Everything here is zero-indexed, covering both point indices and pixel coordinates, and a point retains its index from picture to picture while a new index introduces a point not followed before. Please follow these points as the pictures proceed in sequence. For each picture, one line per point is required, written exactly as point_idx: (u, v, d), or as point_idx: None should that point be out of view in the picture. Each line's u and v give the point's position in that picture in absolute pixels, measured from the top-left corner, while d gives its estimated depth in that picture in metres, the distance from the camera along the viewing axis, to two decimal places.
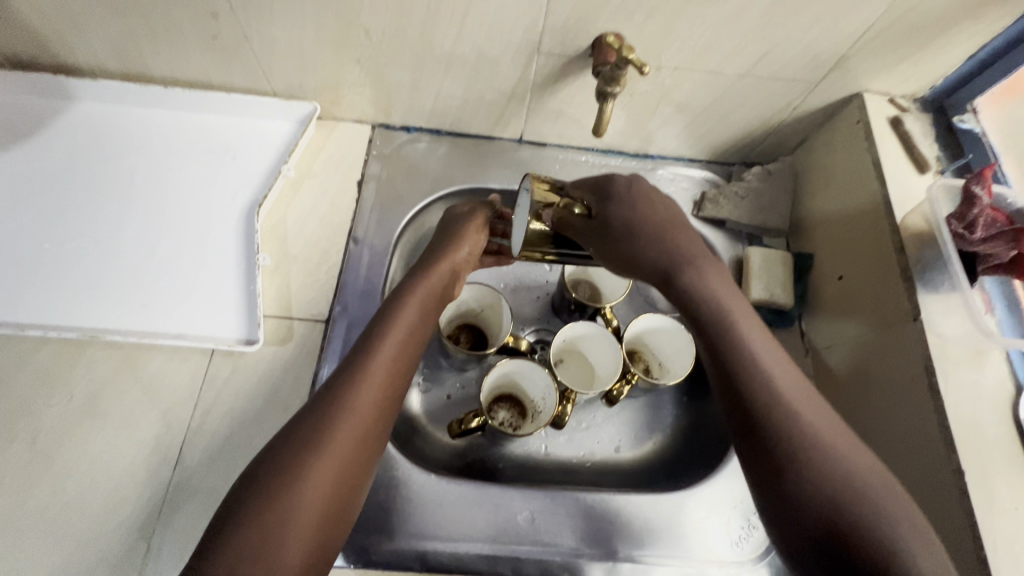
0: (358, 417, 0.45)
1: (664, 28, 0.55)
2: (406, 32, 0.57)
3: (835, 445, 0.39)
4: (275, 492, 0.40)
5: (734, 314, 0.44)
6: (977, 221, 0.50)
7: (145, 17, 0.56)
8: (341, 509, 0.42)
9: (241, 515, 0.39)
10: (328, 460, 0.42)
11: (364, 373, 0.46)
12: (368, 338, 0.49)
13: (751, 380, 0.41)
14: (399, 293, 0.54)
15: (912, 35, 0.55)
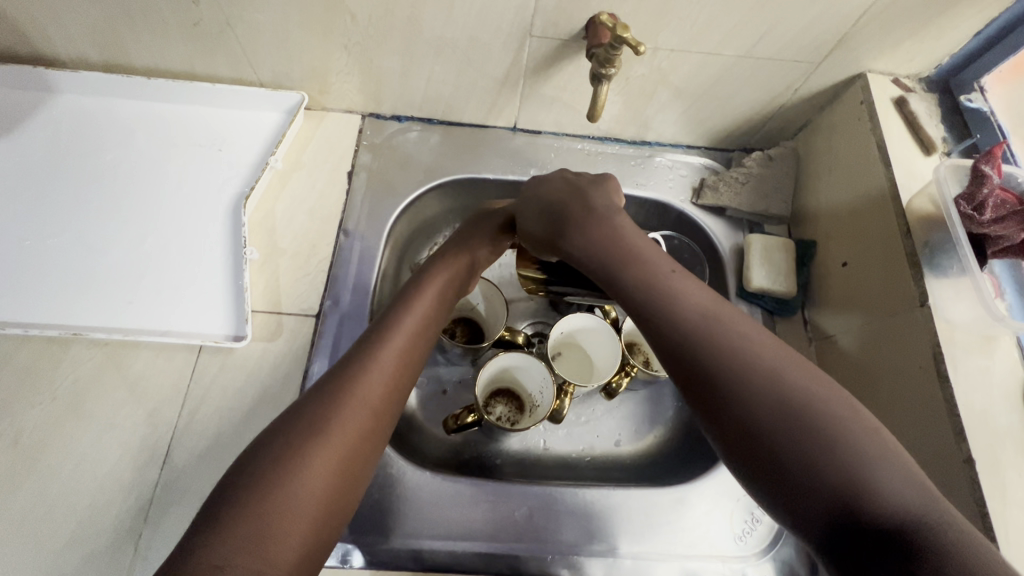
0: (366, 404, 0.43)
1: (660, 7, 0.53)
2: (393, 16, 0.56)
3: (771, 359, 0.36)
4: (274, 482, 0.37)
5: (638, 244, 0.44)
6: (986, 202, 0.48)
7: (124, 4, 0.55)
8: (339, 505, 0.39)
9: (236, 501, 0.36)
10: (333, 446, 0.40)
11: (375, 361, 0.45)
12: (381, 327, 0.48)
13: (672, 309, 0.39)
14: (414, 287, 0.52)
15: (918, 10, 0.53)
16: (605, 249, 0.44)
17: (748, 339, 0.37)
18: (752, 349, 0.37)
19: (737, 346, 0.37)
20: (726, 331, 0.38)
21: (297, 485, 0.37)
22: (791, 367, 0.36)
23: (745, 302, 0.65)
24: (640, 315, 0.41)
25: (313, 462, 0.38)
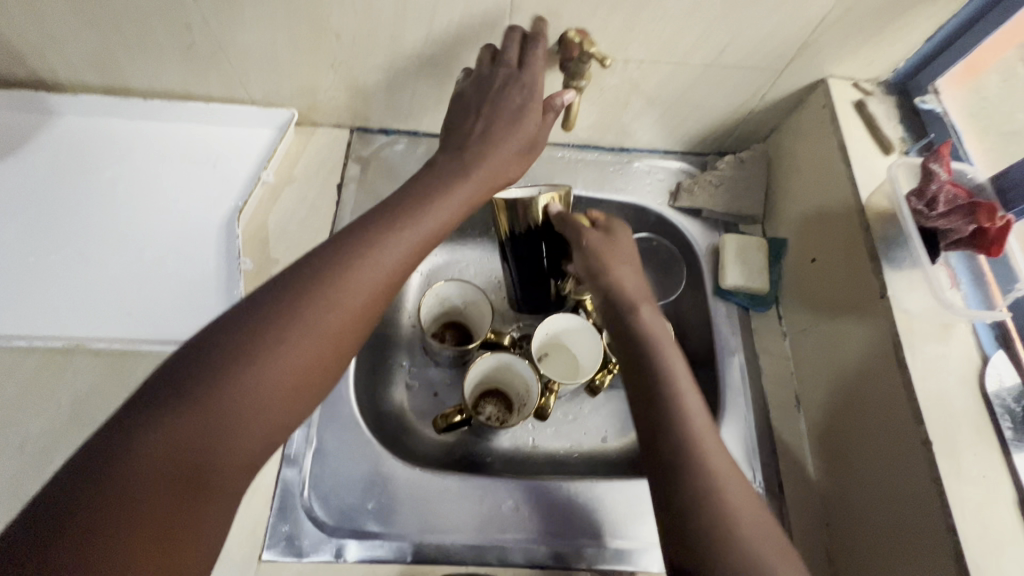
0: (347, 307, 0.39)
1: (627, 22, 0.56)
2: (376, 36, 0.59)
3: (734, 500, 0.40)
4: (221, 380, 0.34)
5: (666, 354, 0.48)
6: (936, 198, 0.51)
7: (120, 31, 0.58)
8: (285, 420, 0.37)
9: (190, 383, 0.34)
10: (303, 349, 0.37)
11: (367, 263, 0.41)
12: (381, 227, 0.43)
13: (671, 419, 0.44)
14: (433, 187, 0.47)
15: (871, 19, 0.56)
16: (635, 352, 0.49)
17: (724, 478, 0.41)
18: (723, 484, 0.41)
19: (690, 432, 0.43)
20: (708, 459, 0.42)
21: (259, 383, 0.35)
22: (748, 510, 0.40)
23: (721, 300, 0.68)
24: (641, 410, 0.46)
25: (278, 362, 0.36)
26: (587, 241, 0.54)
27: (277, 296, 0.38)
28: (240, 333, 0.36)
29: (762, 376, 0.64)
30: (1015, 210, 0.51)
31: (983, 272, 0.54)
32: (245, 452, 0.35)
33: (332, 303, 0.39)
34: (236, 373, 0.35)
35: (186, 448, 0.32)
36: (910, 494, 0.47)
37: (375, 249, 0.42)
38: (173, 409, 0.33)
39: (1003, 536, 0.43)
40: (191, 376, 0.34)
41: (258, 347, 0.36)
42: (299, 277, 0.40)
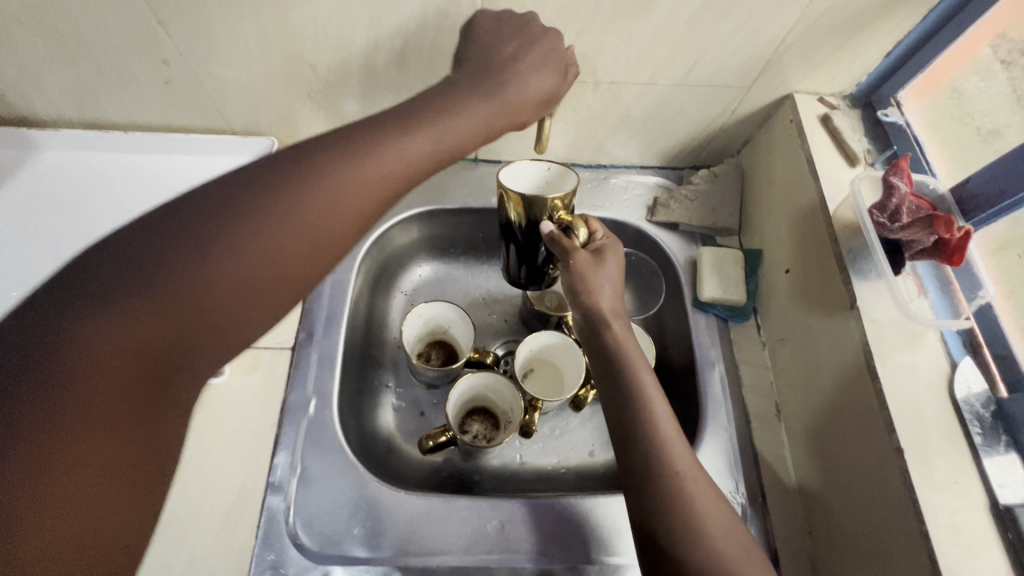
0: (320, 210, 0.38)
1: (595, 45, 0.58)
2: (350, 65, 0.60)
3: (700, 497, 0.42)
4: (183, 249, 0.34)
5: (635, 369, 0.48)
6: (899, 210, 0.54)
7: (98, 67, 0.59)
8: (235, 317, 0.36)
9: (153, 261, 0.33)
10: (278, 243, 0.37)
11: (359, 164, 0.39)
12: (378, 132, 0.41)
13: (640, 429, 0.45)
14: (444, 99, 0.45)
15: (831, 36, 0.58)
16: (607, 363, 0.49)
17: (691, 483, 0.43)
18: (690, 490, 0.42)
19: (670, 454, 0.44)
20: (676, 465, 0.43)
21: (226, 263, 0.35)
22: (713, 509, 0.42)
23: (701, 312, 0.69)
24: (614, 419, 0.47)
25: (248, 252, 0.36)
26: (574, 261, 0.51)
27: (264, 181, 0.38)
28: (206, 217, 0.36)
29: (743, 386, 0.65)
30: (975, 219, 0.54)
31: (949, 280, 0.56)
32: (208, 343, 0.35)
33: (311, 196, 0.38)
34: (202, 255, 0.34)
35: (146, 331, 0.32)
36: (885, 501, 0.48)
37: (373, 151, 0.40)
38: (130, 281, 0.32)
39: (976, 542, 0.44)
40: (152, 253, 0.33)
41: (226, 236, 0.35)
42: (280, 166, 0.39)
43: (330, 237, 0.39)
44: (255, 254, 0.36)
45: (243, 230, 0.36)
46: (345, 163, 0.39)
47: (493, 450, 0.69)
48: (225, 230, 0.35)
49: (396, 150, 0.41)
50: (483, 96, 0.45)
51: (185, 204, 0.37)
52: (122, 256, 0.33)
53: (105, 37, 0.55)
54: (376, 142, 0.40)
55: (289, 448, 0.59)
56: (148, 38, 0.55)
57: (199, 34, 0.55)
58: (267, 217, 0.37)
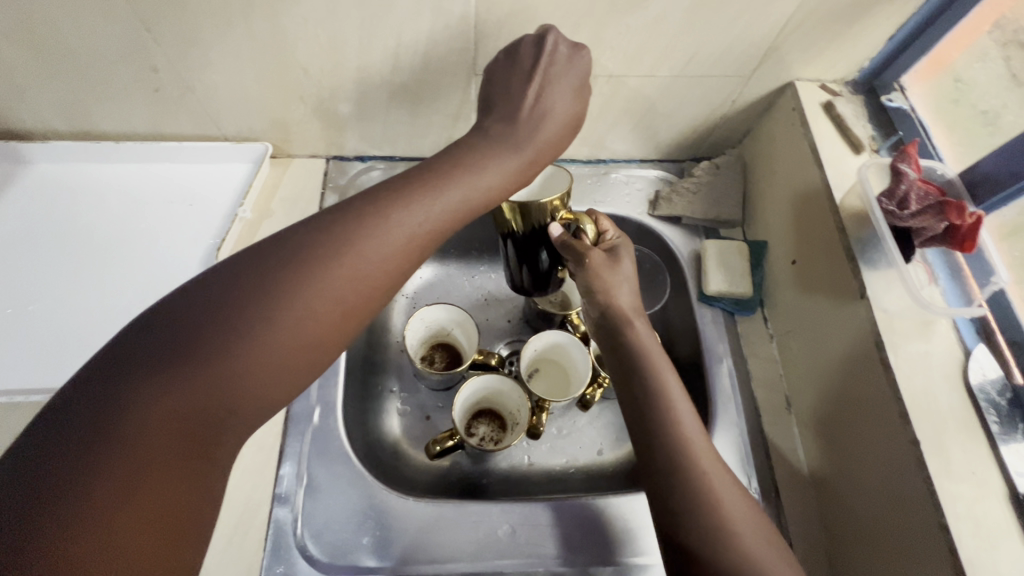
0: (341, 275, 0.37)
1: (592, 38, 0.57)
2: (343, 67, 0.59)
3: (730, 502, 0.41)
4: (218, 318, 0.33)
5: (661, 373, 0.47)
6: (907, 197, 0.53)
7: (87, 77, 0.57)
8: (274, 378, 0.35)
9: (196, 341, 0.32)
10: (316, 312, 0.36)
11: (386, 228, 0.39)
12: (404, 191, 0.41)
13: (664, 430, 0.44)
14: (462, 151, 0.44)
15: (832, 22, 0.57)
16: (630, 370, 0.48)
17: (721, 489, 0.42)
18: (717, 494, 0.42)
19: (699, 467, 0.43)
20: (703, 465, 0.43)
21: (254, 340, 0.34)
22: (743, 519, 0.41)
23: (706, 306, 0.68)
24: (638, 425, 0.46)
25: (287, 325, 0.35)
26: (589, 261, 0.50)
27: (291, 243, 0.37)
28: (242, 288, 0.35)
29: (752, 379, 0.64)
30: (986, 204, 0.53)
31: (960, 266, 0.55)
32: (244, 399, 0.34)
33: (348, 264, 0.37)
34: (243, 328, 0.33)
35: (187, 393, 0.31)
36: (901, 492, 0.47)
37: (383, 213, 0.39)
38: (174, 359, 0.32)
39: (996, 532, 0.43)
40: (192, 329, 0.33)
41: (263, 305, 0.34)
42: (305, 235, 0.37)
43: (361, 308, 0.38)
44: (298, 324, 0.35)
45: (269, 304, 0.35)
46: (357, 232, 0.38)
47: (501, 452, 0.68)
48: (263, 299, 0.35)
49: (424, 212, 0.41)
50: (504, 152, 0.44)
51: (211, 283, 0.35)
52: (155, 340, 0.32)
53: (92, 46, 0.54)
54: (394, 205, 0.40)
55: (295, 459, 0.58)
56: (136, 45, 0.54)
57: (188, 39, 0.54)
58: (305, 283, 0.36)
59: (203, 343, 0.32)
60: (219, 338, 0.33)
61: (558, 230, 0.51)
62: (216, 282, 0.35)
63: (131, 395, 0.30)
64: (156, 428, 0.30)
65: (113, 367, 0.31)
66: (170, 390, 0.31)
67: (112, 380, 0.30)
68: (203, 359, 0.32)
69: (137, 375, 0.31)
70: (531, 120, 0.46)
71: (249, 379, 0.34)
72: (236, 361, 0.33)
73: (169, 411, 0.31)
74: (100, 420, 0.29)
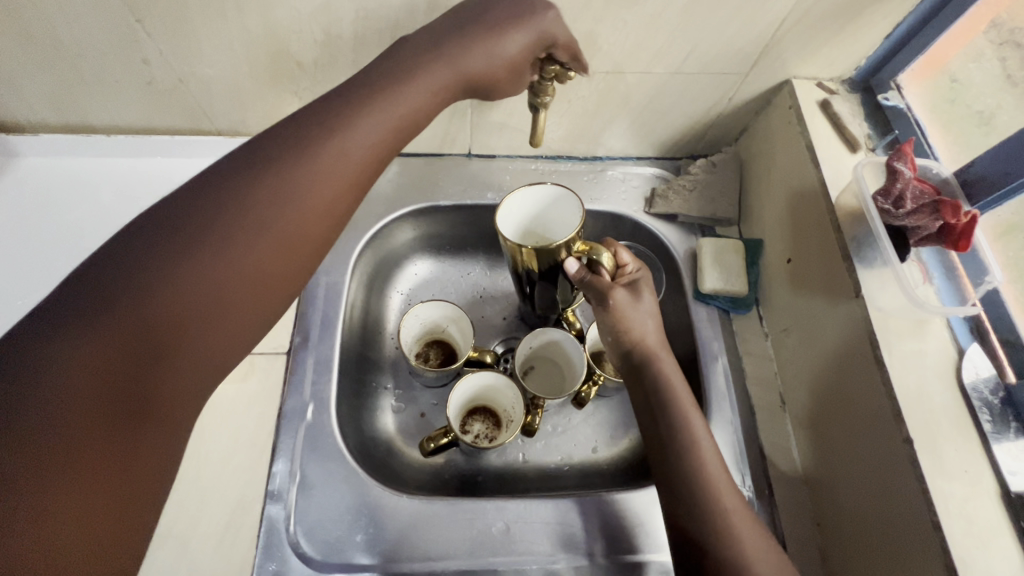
0: (259, 218, 0.42)
1: (589, 34, 0.56)
2: (337, 60, 0.58)
3: (725, 488, 0.44)
4: (145, 265, 0.37)
5: (668, 374, 0.48)
6: (903, 196, 0.53)
7: (78, 69, 0.57)
8: (204, 310, 0.38)
9: (119, 294, 0.35)
10: (237, 264, 0.40)
11: (295, 183, 0.43)
12: (308, 147, 0.45)
13: (670, 425, 0.46)
14: (367, 90, 0.47)
15: (829, 20, 0.57)
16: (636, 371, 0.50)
17: (716, 474, 0.44)
18: (715, 481, 0.44)
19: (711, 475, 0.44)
20: (702, 454, 0.45)
21: (185, 280, 0.37)
22: (735, 502, 0.44)
23: (702, 304, 0.68)
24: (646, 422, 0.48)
25: (211, 275, 0.39)
26: (613, 302, 0.51)
27: (216, 194, 0.42)
28: (160, 248, 0.38)
29: (747, 378, 0.64)
30: (980, 203, 0.53)
31: (954, 265, 0.55)
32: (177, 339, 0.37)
33: (260, 221, 0.42)
34: (168, 280, 0.37)
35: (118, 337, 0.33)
36: (894, 489, 0.47)
37: (299, 158, 0.44)
38: (97, 317, 0.34)
39: (988, 530, 0.44)
40: (110, 286, 0.35)
41: (181, 259, 0.38)
42: (227, 190, 0.42)
43: (283, 258, 0.43)
44: (221, 269, 0.39)
45: (196, 250, 0.39)
46: (277, 178, 0.43)
47: (496, 450, 0.68)
48: (186, 246, 0.39)
49: (330, 169, 0.45)
50: (417, 86, 0.48)
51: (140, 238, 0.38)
52: (82, 296, 0.34)
53: (82, 37, 0.53)
54: (306, 149, 0.44)
55: (288, 456, 0.57)
56: (128, 37, 0.53)
57: (180, 31, 0.53)
58: (223, 241, 0.40)
59: (127, 296, 0.35)
60: (143, 288, 0.36)
61: (574, 267, 0.54)
62: (133, 239, 0.38)
63: (64, 342, 0.32)
64: (90, 372, 0.32)
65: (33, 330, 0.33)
66: (94, 344, 0.32)
67: (31, 343, 0.32)
68: (129, 309, 0.35)
69: (68, 325, 0.33)
70: (460, 45, 0.49)
71: (182, 327, 0.37)
72: (165, 311, 0.36)
73: (103, 359, 0.32)
74: (28, 372, 0.30)
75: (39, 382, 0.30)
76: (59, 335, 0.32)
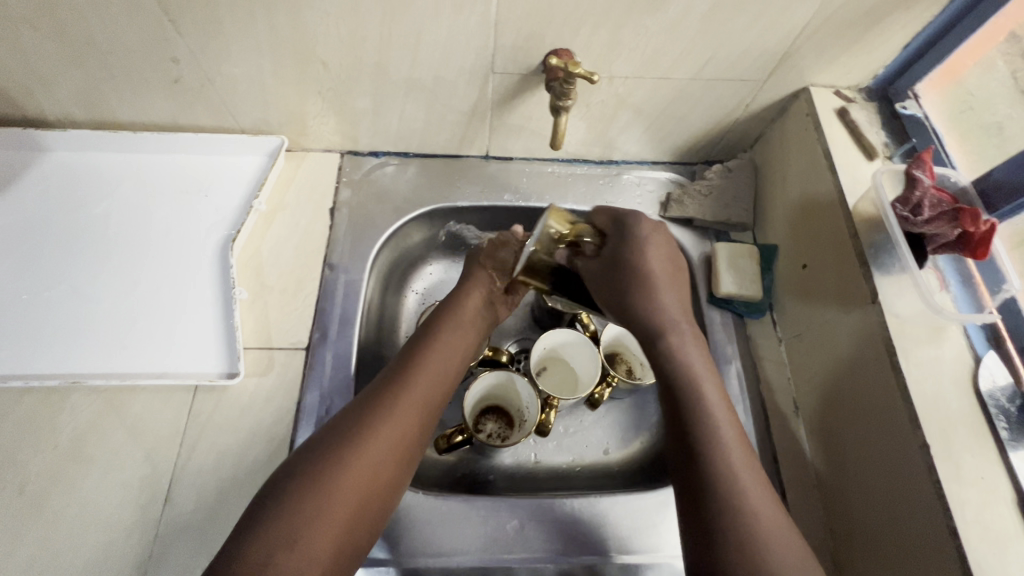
0: (404, 408, 0.51)
1: (610, 39, 0.57)
2: (362, 62, 0.59)
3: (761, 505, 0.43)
4: (327, 462, 0.46)
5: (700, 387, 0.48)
6: (921, 204, 0.53)
7: (109, 67, 0.58)
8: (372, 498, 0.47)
9: (310, 496, 0.44)
10: (386, 441, 0.49)
11: (421, 367, 0.54)
12: (421, 348, 0.56)
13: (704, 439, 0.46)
14: (449, 315, 0.61)
15: (848, 29, 0.57)
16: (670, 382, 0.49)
17: (754, 496, 0.44)
18: (750, 499, 0.43)
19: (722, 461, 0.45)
20: (737, 471, 0.45)
21: (354, 473, 0.46)
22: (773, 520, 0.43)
23: (716, 308, 0.68)
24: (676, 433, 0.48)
25: (371, 450, 0.48)
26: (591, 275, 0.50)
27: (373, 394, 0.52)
28: (334, 447, 0.47)
29: (760, 382, 0.65)
30: (999, 211, 0.54)
31: (971, 274, 0.55)
32: (348, 492, 0.46)
33: (415, 385, 0.53)
34: (340, 474, 0.46)
35: (312, 501, 0.44)
36: (909, 495, 0.48)
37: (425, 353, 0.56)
38: (295, 519, 0.43)
39: (1005, 537, 0.44)
40: (299, 490, 0.44)
41: (347, 451, 0.47)
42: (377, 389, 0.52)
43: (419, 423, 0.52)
44: (380, 452, 0.48)
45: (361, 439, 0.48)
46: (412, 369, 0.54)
47: (507, 449, 0.68)
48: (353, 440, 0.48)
49: (440, 349, 0.57)
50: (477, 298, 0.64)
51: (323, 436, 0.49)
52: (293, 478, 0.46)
53: (114, 35, 0.54)
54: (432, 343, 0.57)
55: None
56: (159, 36, 0.55)
57: (210, 31, 0.54)
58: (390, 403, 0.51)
59: (328, 473, 0.46)
60: (323, 472, 0.46)
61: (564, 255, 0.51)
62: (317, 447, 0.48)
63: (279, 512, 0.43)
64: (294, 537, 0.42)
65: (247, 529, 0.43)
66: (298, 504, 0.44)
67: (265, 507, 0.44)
68: (323, 491, 0.45)
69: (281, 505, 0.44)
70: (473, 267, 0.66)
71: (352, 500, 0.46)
72: (334, 493, 0.45)
73: (301, 517, 0.43)
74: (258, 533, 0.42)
75: (264, 533, 0.42)
76: (274, 511, 0.43)
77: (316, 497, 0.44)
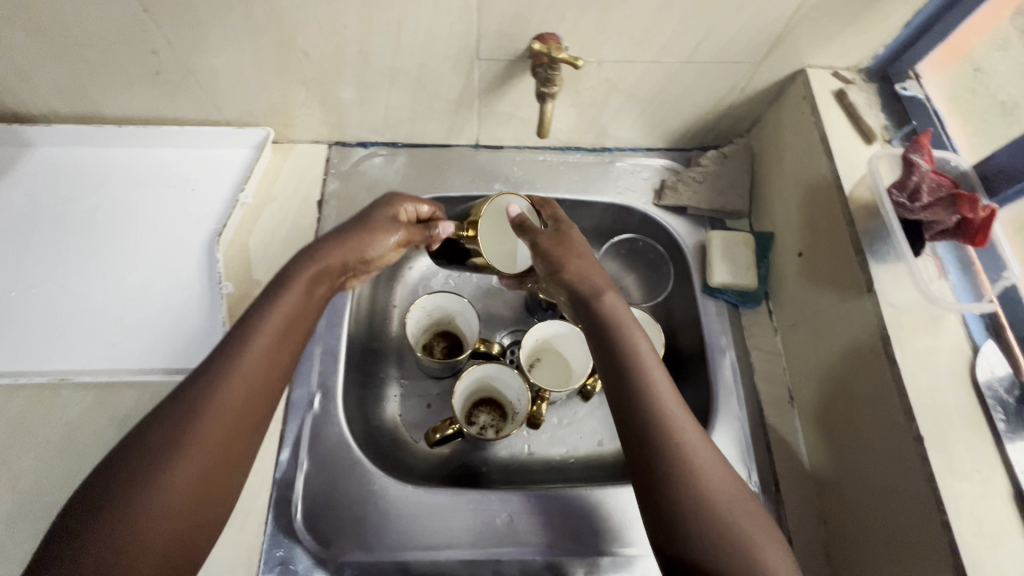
0: (270, 343, 0.46)
1: (598, 23, 0.55)
2: (344, 50, 0.58)
3: (702, 455, 0.42)
4: (194, 406, 0.41)
5: (629, 331, 0.47)
6: (919, 189, 0.52)
7: (88, 60, 0.57)
8: (239, 440, 0.43)
9: (151, 467, 0.39)
10: (245, 377, 0.44)
11: (280, 303, 0.48)
12: (268, 299, 0.48)
13: (640, 399, 0.44)
14: (275, 288, 0.50)
15: (846, 7, 0.55)
16: (602, 331, 0.48)
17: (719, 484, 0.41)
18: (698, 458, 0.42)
19: (671, 431, 0.43)
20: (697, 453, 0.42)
21: (214, 413, 0.42)
22: (721, 477, 0.42)
23: (710, 298, 0.67)
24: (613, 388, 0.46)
25: (219, 400, 0.42)
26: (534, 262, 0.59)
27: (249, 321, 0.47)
28: (199, 385, 0.42)
29: (754, 372, 0.64)
30: (1000, 197, 0.52)
31: (970, 260, 0.54)
32: (214, 424, 0.41)
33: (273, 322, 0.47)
34: (182, 443, 0.40)
35: (173, 451, 0.40)
36: (903, 488, 0.47)
37: (292, 283, 0.50)
38: (120, 533, 0.37)
39: (1000, 531, 0.43)
40: (121, 494, 0.38)
41: (185, 429, 0.40)
42: (244, 325, 0.46)
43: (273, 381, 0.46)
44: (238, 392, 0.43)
45: (221, 383, 0.43)
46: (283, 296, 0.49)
47: (501, 441, 0.68)
48: (212, 380, 0.43)
49: (297, 293, 0.49)
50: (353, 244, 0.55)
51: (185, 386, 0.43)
52: (145, 438, 0.40)
53: (93, 28, 0.53)
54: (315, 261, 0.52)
55: (293, 444, 0.58)
56: (136, 27, 0.54)
57: (187, 22, 0.53)
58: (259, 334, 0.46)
59: (191, 415, 0.41)
60: (123, 510, 0.37)
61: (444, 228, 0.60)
62: (175, 400, 0.42)
63: (141, 451, 0.40)
64: (178, 487, 0.39)
65: (73, 529, 0.37)
66: (165, 455, 0.39)
67: (121, 457, 0.40)
68: (179, 437, 0.40)
69: (142, 455, 0.39)
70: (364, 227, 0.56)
71: (178, 517, 0.39)
72: (160, 505, 0.38)
73: (175, 464, 0.39)
74: (120, 479, 0.38)
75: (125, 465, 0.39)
76: (126, 458, 0.39)
77: (185, 433, 0.40)
